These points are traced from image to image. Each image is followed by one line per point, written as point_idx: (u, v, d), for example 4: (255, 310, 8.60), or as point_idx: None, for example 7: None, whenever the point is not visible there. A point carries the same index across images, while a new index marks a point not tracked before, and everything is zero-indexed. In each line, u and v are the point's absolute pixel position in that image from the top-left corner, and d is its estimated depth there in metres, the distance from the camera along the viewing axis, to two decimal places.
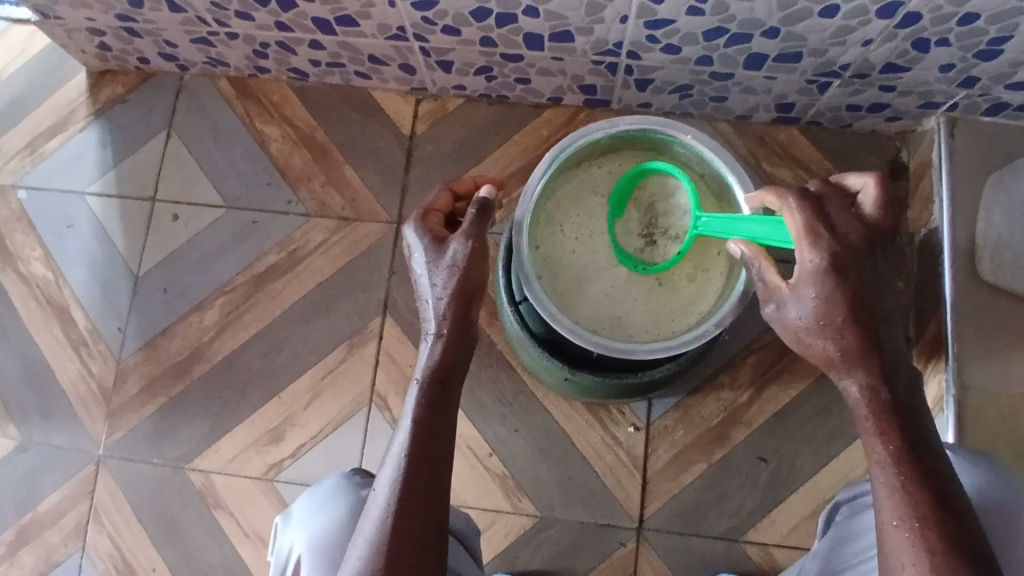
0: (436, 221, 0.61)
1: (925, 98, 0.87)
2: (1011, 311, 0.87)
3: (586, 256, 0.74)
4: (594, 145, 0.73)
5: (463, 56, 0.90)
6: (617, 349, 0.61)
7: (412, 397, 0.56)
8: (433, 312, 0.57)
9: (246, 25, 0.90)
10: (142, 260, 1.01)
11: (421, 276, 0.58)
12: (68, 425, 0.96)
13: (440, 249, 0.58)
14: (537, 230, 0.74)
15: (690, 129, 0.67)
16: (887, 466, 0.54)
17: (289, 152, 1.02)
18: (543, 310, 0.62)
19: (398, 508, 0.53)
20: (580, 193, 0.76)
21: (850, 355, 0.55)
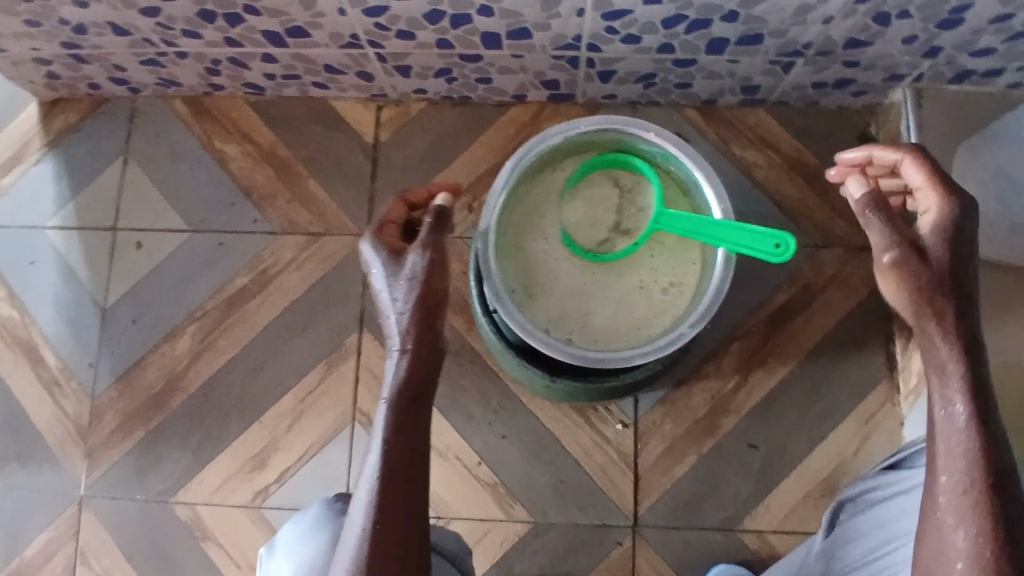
0: (392, 235, 0.60)
1: (890, 71, 0.87)
2: (991, 279, 0.86)
3: (555, 262, 0.73)
4: (557, 147, 0.73)
5: (421, 59, 0.88)
6: (592, 359, 0.63)
7: (382, 416, 0.54)
8: (395, 326, 0.56)
9: (195, 43, 0.87)
10: (109, 292, 0.98)
11: (380, 292, 0.57)
12: (46, 467, 0.94)
13: (398, 262, 0.57)
14: (506, 238, 0.73)
15: (651, 128, 0.68)
16: (952, 457, 0.52)
17: (252, 170, 0.99)
18: (517, 325, 0.63)
19: (375, 532, 0.51)
20: (546, 197, 0.75)
21: (944, 330, 0.54)
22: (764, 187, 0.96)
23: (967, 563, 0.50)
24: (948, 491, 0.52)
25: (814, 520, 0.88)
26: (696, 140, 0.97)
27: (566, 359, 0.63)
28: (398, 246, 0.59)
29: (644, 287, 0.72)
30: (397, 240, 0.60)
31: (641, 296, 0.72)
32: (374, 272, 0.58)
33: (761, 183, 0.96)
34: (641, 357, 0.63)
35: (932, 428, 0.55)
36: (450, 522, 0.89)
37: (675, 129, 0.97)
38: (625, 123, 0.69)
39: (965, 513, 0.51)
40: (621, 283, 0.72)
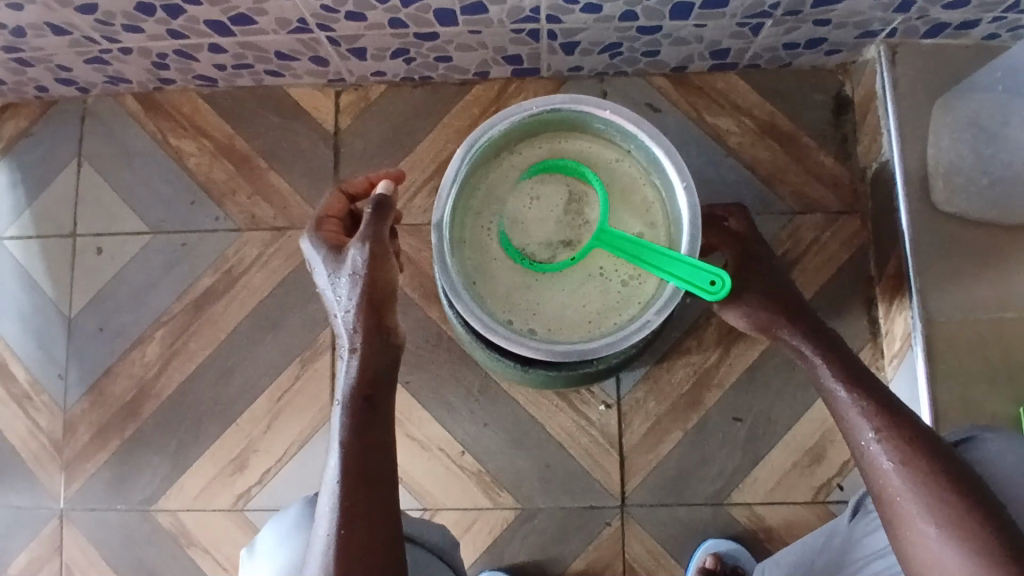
0: (331, 229, 0.63)
1: (862, 28, 0.84)
2: (972, 236, 0.85)
3: (513, 254, 0.70)
4: (509, 133, 0.70)
5: (375, 41, 0.84)
6: (556, 350, 0.61)
7: (337, 420, 0.54)
8: (343, 326, 0.57)
9: (137, 38, 0.83)
10: (73, 301, 0.95)
11: (326, 288, 0.59)
12: (24, 484, 0.92)
13: (340, 259, 0.59)
14: (463, 229, 0.71)
15: (606, 105, 0.66)
16: (864, 430, 0.62)
17: (210, 166, 0.96)
18: (476, 321, 0.62)
19: (341, 536, 0.49)
20: (502, 185, 0.72)
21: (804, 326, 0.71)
22: (739, 154, 0.94)
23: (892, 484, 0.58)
24: (879, 460, 0.59)
25: (802, 489, 0.88)
26: (667, 110, 0.94)
27: (527, 353, 0.62)
28: (336, 240, 0.62)
29: (609, 273, 0.69)
30: (335, 234, 0.63)
31: (606, 282, 0.69)
32: (315, 266, 0.61)
33: (735, 150, 0.94)
34: (605, 345, 0.62)
35: (836, 414, 0.66)
36: (436, 513, 0.88)
37: (645, 99, 0.94)
38: (578, 102, 0.67)
39: (897, 468, 0.58)
40: (584, 270, 0.70)
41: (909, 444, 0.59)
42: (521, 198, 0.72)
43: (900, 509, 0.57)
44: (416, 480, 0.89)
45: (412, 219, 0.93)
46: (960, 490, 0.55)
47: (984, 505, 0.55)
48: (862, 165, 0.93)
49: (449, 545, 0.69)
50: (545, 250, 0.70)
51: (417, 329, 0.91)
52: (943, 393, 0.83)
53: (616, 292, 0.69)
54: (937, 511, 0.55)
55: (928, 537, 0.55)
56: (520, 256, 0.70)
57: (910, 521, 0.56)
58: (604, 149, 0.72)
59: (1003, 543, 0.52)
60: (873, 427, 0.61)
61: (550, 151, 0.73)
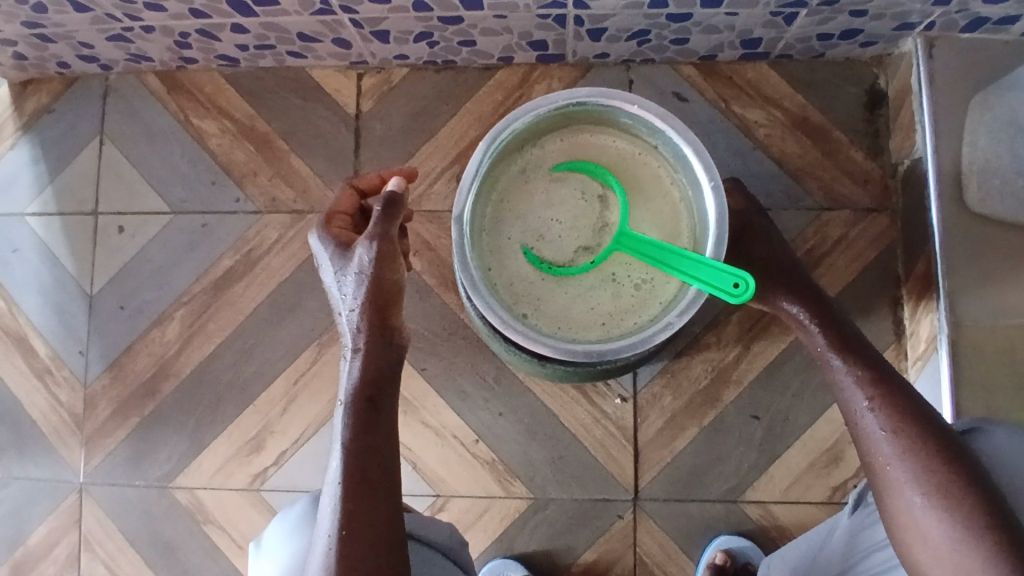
0: (340, 224, 0.63)
1: (900, 20, 0.81)
2: (1005, 239, 0.83)
3: (532, 250, 0.69)
4: (533, 125, 0.69)
5: (398, 24, 0.83)
6: (574, 351, 0.61)
7: (340, 419, 0.54)
8: (347, 325, 0.57)
9: (160, 17, 0.83)
10: (94, 279, 0.96)
11: (331, 285, 0.59)
12: (45, 457, 0.94)
13: (346, 257, 0.59)
14: (483, 223, 0.70)
15: (635, 99, 0.64)
16: (858, 400, 0.65)
17: (230, 147, 0.96)
18: (494, 317, 0.62)
19: (341, 537, 0.49)
20: (524, 178, 0.71)
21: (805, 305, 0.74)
22: (767, 147, 0.92)
23: (883, 447, 0.61)
24: (872, 429, 0.63)
25: (818, 489, 0.87)
26: (694, 99, 0.92)
27: (544, 351, 0.61)
28: (345, 236, 0.62)
29: (629, 273, 0.68)
30: (344, 230, 0.62)
31: (626, 284, 0.68)
32: (323, 263, 0.61)
33: (763, 143, 0.92)
34: (624, 347, 0.61)
35: (834, 386, 0.69)
36: (449, 500, 0.89)
37: (671, 88, 0.92)
38: (606, 95, 0.65)
39: (888, 436, 0.61)
40: (604, 270, 0.69)
41: (900, 414, 0.62)
42: (544, 195, 0.70)
43: (888, 478, 0.60)
44: (429, 467, 0.89)
45: (432, 206, 0.92)
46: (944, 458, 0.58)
47: (968, 473, 0.56)
48: (894, 161, 0.91)
49: (455, 542, 0.69)
50: (567, 246, 0.69)
51: (434, 316, 0.91)
52: (968, 398, 0.81)
53: (635, 292, 0.68)
54: (922, 477, 0.57)
55: (913, 503, 0.57)
56: (538, 253, 0.69)
57: (899, 489, 0.59)
58: (627, 143, 0.71)
59: (985, 509, 0.54)
60: (867, 397, 0.64)
61: (572, 145, 0.71)
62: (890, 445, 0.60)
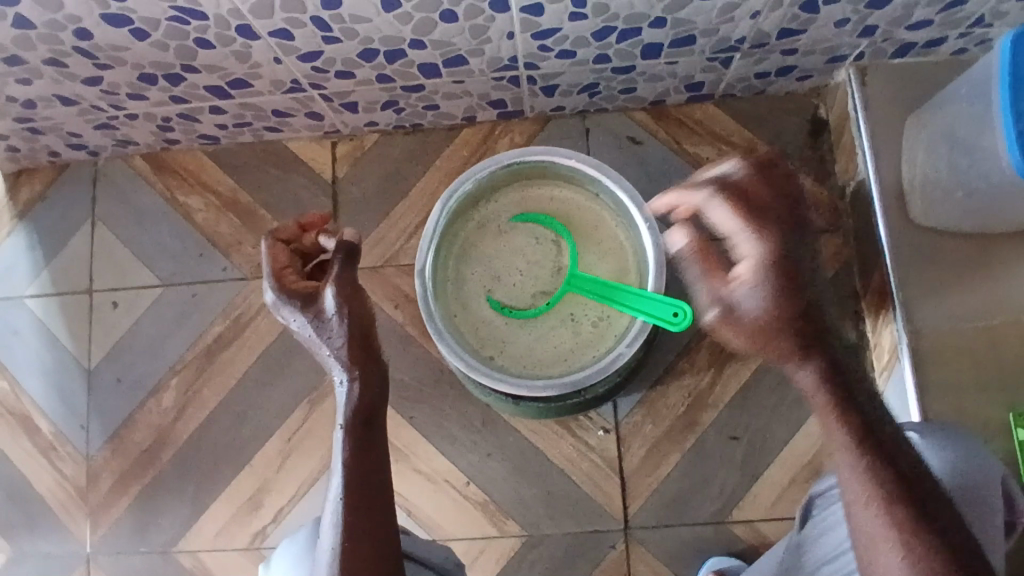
0: (295, 281, 0.60)
1: (830, 54, 0.87)
2: (952, 249, 0.87)
3: (492, 298, 0.74)
4: (483, 183, 0.74)
5: (365, 95, 0.89)
6: (537, 389, 0.65)
7: (339, 443, 0.55)
8: (334, 360, 0.57)
9: (143, 105, 0.89)
10: (91, 354, 1.00)
11: (308, 335, 0.58)
12: (51, 531, 0.96)
13: (320, 303, 0.58)
14: (446, 277, 0.74)
15: (572, 153, 0.69)
16: (847, 453, 0.58)
17: (215, 220, 1.01)
18: (460, 363, 0.66)
19: (344, 550, 0.51)
20: (480, 232, 0.76)
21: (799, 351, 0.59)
22: None
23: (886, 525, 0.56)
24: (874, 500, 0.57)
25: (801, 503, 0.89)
26: (648, 142, 0.98)
27: (508, 390, 0.65)
28: (306, 289, 0.59)
29: (584, 312, 0.72)
30: (302, 283, 0.60)
31: (581, 322, 0.72)
32: (291, 322, 0.58)
33: None
34: (583, 379, 0.65)
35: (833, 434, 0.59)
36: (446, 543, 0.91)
37: (626, 132, 0.98)
38: (547, 151, 0.70)
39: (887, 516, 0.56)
40: (561, 311, 0.73)
41: (885, 472, 0.57)
42: (499, 246, 0.75)
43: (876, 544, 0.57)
44: (425, 513, 0.92)
45: (410, 260, 0.97)
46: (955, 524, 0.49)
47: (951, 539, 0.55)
48: (841, 184, 0.96)
49: (451, 565, 0.70)
50: (528, 289, 0.74)
51: (419, 365, 0.95)
52: (933, 402, 0.84)
53: (591, 329, 0.72)
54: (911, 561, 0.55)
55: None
56: (498, 300, 0.74)
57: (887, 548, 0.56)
58: (573, 192, 0.76)
59: None
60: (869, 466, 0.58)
61: (522, 197, 0.76)
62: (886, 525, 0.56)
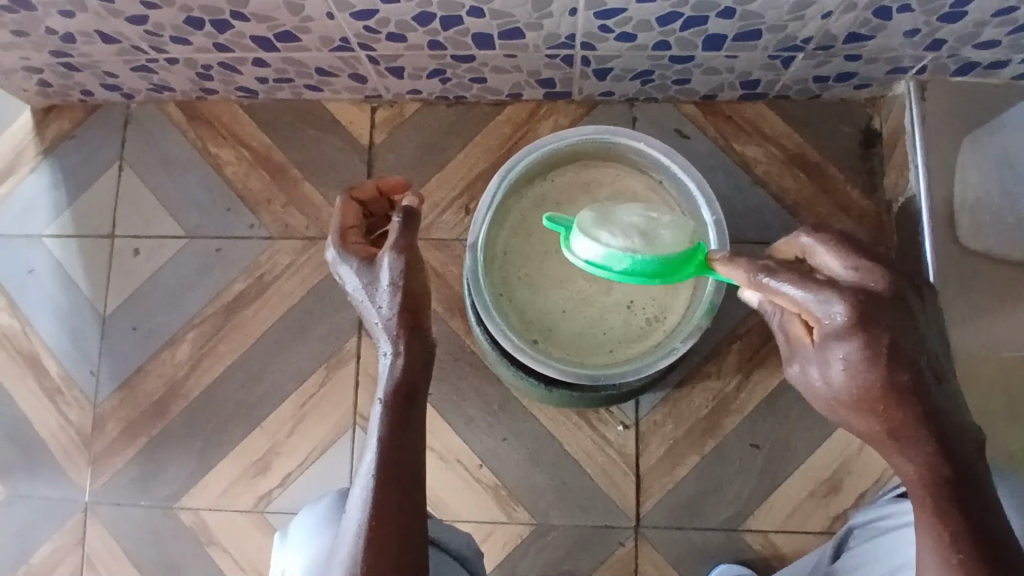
0: (357, 240, 0.59)
1: (893, 64, 0.85)
2: (999, 275, 0.86)
3: (542, 279, 0.72)
4: (545, 159, 0.72)
5: (413, 61, 0.87)
6: (584, 375, 0.63)
7: (376, 417, 0.53)
8: (383, 330, 0.55)
9: (184, 50, 0.87)
10: (107, 301, 0.98)
11: (362, 301, 0.56)
12: (52, 475, 0.95)
13: (376, 268, 0.56)
14: (494, 252, 0.72)
15: (643, 137, 0.67)
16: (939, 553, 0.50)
17: (246, 175, 0.99)
18: (506, 341, 0.64)
19: (370, 529, 0.49)
20: (535, 210, 0.74)
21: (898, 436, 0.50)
22: (765, 182, 0.95)
23: None
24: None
25: (817, 518, 0.88)
26: (695, 136, 0.96)
27: (553, 374, 0.63)
28: (367, 251, 0.58)
29: (636, 302, 0.71)
30: (364, 246, 0.59)
31: (630, 312, 0.71)
32: (348, 281, 0.57)
33: (762, 179, 0.95)
34: (632, 370, 0.63)
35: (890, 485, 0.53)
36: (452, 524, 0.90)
37: (674, 125, 0.96)
38: (616, 132, 0.68)
39: None
40: (612, 299, 0.72)
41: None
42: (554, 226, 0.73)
43: None
44: (434, 492, 0.90)
45: (441, 235, 0.95)
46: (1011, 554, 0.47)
47: None
48: (888, 199, 0.93)
49: (471, 552, 0.69)
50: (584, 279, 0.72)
51: (441, 343, 0.93)
52: None
53: (640, 320, 0.71)
54: None
55: None
56: (548, 282, 0.72)
57: None
58: (633, 179, 0.74)
59: None
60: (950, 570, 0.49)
61: (574, 179, 0.75)
62: None
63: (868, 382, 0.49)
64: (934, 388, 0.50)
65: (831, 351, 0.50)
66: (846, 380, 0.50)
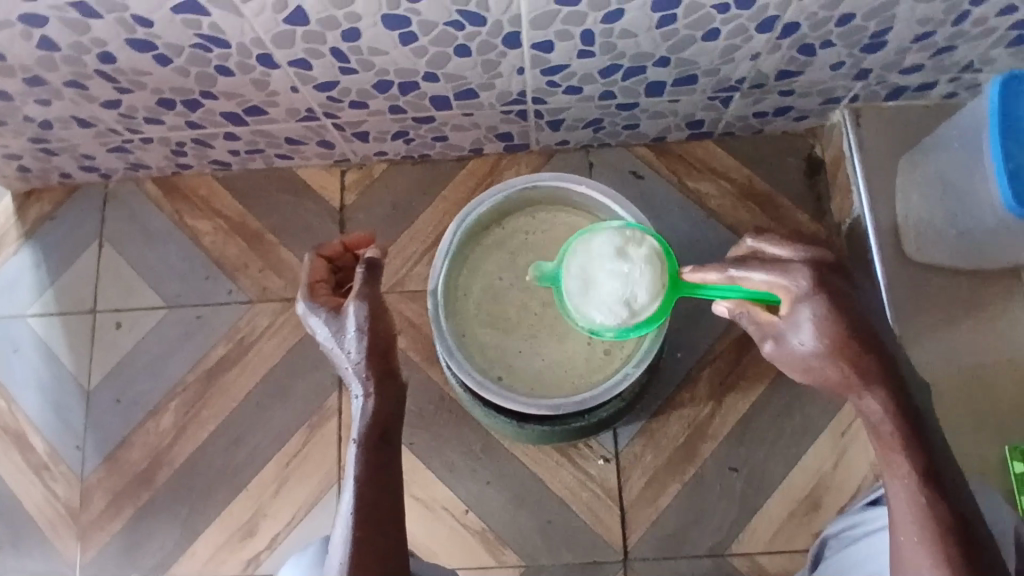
0: (326, 292, 0.62)
1: (826, 96, 0.91)
2: (946, 286, 0.90)
3: (503, 321, 0.76)
4: (495, 207, 0.76)
5: (376, 125, 0.92)
6: (548, 407, 0.66)
7: (352, 457, 0.55)
8: (353, 373, 0.57)
9: (158, 129, 0.91)
10: (91, 374, 1.00)
11: (332, 348, 0.59)
12: (39, 554, 0.94)
13: (343, 317, 0.59)
14: (455, 300, 0.76)
15: (582, 179, 0.72)
16: (913, 505, 0.50)
17: (223, 243, 1.02)
18: (469, 380, 0.67)
19: (353, 566, 0.51)
20: (491, 256, 0.78)
21: (868, 373, 0.50)
22: (719, 215, 1.00)
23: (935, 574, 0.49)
24: (915, 539, 0.49)
25: (800, 538, 0.89)
26: (650, 177, 1.01)
27: (517, 408, 0.66)
28: (335, 302, 0.61)
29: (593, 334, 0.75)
30: (332, 297, 0.61)
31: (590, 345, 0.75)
32: (319, 331, 0.60)
33: (716, 212, 1.00)
34: (591, 397, 0.66)
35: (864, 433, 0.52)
36: None
37: (629, 168, 1.01)
38: (558, 177, 0.73)
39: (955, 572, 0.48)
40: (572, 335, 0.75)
41: (952, 529, 0.49)
42: (512, 269, 0.77)
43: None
44: (421, 541, 0.91)
45: (414, 287, 0.99)
46: (972, 547, 0.48)
47: None
48: (837, 222, 0.98)
49: None
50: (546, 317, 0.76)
51: (420, 392, 0.95)
52: None
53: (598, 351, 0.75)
54: None
55: None
56: (510, 323, 0.76)
57: None
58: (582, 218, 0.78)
59: None
60: (924, 519, 0.49)
61: (526, 224, 0.78)
62: None
63: (839, 333, 0.50)
64: (884, 334, 0.52)
65: (799, 312, 0.51)
66: (821, 338, 0.50)
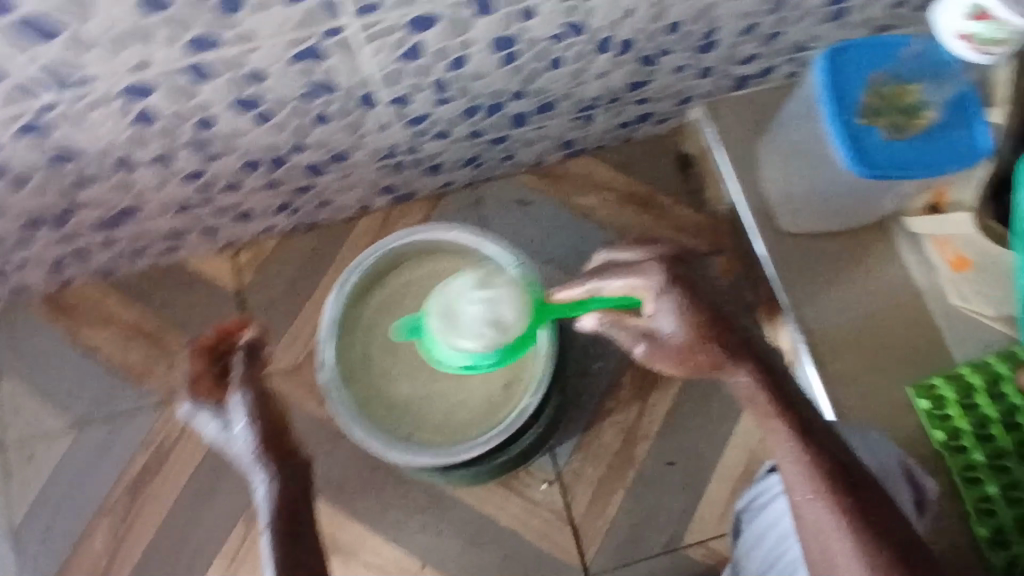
0: (208, 386, 0.60)
1: (680, 96, 0.96)
2: (824, 248, 0.95)
3: (406, 378, 0.81)
4: (373, 271, 0.80)
5: (257, 203, 0.91)
6: (454, 454, 0.70)
7: (265, 546, 0.54)
8: (248, 459, 0.57)
9: (30, 250, 0.88)
10: (7, 515, 0.95)
11: (224, 441, 0.60)
12: None
13: (227, 409, 0.59)
14: (357, 368, 0.81)
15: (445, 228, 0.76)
16: (797, 464, 0.53)
17: (124, 350, 0.99)
18: (373, 445, 0.70)
19: None
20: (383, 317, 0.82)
21: (730, 351, 0.54)
22: (608, 224, 1.04)
23: (832, 522, 0.52)
24: (809, 495, 0.53)
25: None
26: (537, 201, 1.04)
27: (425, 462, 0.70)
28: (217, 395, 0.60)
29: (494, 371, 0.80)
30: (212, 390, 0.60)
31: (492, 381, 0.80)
32: (208, 429, 0.60)
33: (604, 222, 1.04)
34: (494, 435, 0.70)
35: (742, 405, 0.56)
36: None
37: (516, 195, 1.04)
38: (425, 230, 0.77)
39: (849, 516, 0.51)
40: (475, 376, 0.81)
41: (835, 477, 0.52)
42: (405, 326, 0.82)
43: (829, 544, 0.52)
44: None
45: None
46: (854, 488, 0.52)
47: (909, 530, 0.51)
48: (717, 208, 1.03)
49: None
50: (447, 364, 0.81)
51: (355, 457, 0.94)
52: (841, 392, 0.89)
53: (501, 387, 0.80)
54: (877, 559, 0.50)
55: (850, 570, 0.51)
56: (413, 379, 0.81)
57: (837, 542, 0.51)
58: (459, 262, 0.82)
59: None
60: (810, 475, 0.53)
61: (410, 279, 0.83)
62: (851, 528, 0.51)
63: (696, 318, 0.53)
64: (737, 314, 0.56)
65: (660, 307, 0.54)
66: (682, 327, 0.54)
